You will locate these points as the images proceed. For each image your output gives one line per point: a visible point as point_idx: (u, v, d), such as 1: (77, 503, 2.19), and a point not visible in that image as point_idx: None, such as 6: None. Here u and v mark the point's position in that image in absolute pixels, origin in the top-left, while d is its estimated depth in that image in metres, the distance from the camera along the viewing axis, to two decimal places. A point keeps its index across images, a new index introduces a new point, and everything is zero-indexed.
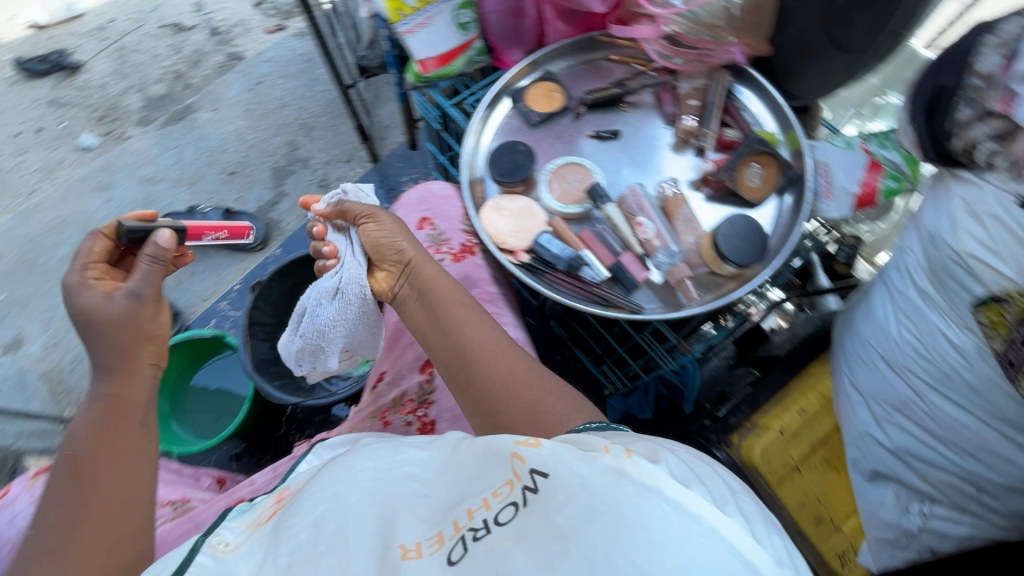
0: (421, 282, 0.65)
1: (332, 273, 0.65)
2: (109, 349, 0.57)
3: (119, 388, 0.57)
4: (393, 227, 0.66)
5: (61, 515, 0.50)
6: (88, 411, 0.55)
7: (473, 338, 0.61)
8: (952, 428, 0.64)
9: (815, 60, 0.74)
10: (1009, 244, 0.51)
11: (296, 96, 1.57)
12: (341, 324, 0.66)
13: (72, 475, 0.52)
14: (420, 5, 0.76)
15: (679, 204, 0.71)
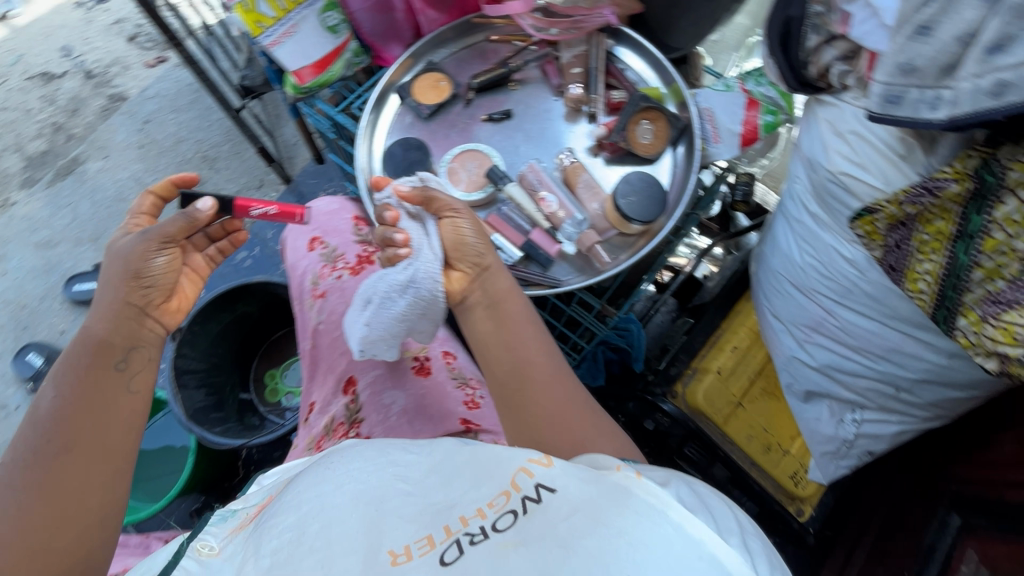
0: (493, 293, 0.58)
1: (406, 264, 0.57)
2: (107, 281, 0.53)
3: (104, 326, 0.51)
4: (474, 237, 0.58)
5: (29, 454, 0.46)
6: (77, 344, 0.51)
7: (531, 360, 0.56)
8: (862, 336, 0.67)
9: (683, 10, 0.75)
10: (873, 157, 0.53)
11: (192, 128, 1.48)
12: (408, 320, 0.59)
13: (44, 419, 0.47)
14: (281, 14, 0.73)
15: (578, 172, 0.72)
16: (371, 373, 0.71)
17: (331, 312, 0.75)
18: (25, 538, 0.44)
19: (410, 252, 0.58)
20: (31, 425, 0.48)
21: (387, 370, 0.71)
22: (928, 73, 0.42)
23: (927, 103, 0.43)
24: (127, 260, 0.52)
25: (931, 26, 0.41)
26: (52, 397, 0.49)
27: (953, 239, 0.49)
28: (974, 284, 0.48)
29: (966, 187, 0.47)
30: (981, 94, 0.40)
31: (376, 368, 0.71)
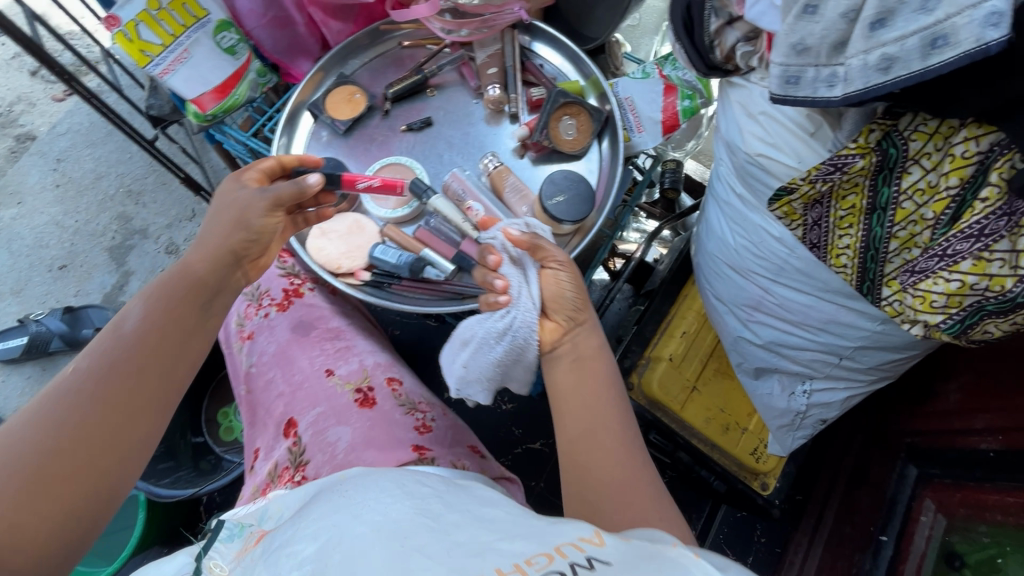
0: (581, 349, 0.60)
1: (504, 313, 0.59)
2: (212, 221, 0.55)
3: (206, 262, 0.53)
4: (574, 294, 0.60)
5: (103, 368, 0.45)
6: (177, 269, 0.52)
7: (599, 425, 0.55)
8: (799, 310, 0.67)
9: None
10: (785, 135, 0.53)
11: (111, 163, 1.40)
12: (502, 364, 0.61)
13: (128, 338, 0.47)
14: (170, 39, 0.67)
15: (504, 175, 0.70)
16: (313, 411, 0.70)
17: (261, 353, 0.77)
18: (72, 450, 0.42)
19: (510, 299, 0.59)
20: (114, 340, 0.46)
21: (330, 406, 0.70)
22: (820, 51, 0.41)
23: (824, 81, 0.42)
24: (240, 204, 0.55)
25: (817, 4, 0.40)
26: (140, 317, 0.48)
27: (868, 212, 0.50)
28: (892, 254, 0.49)
29: (871, 161, 0.48)
30: (870, 70, 0.39)
31: (318, 404, 0.71)
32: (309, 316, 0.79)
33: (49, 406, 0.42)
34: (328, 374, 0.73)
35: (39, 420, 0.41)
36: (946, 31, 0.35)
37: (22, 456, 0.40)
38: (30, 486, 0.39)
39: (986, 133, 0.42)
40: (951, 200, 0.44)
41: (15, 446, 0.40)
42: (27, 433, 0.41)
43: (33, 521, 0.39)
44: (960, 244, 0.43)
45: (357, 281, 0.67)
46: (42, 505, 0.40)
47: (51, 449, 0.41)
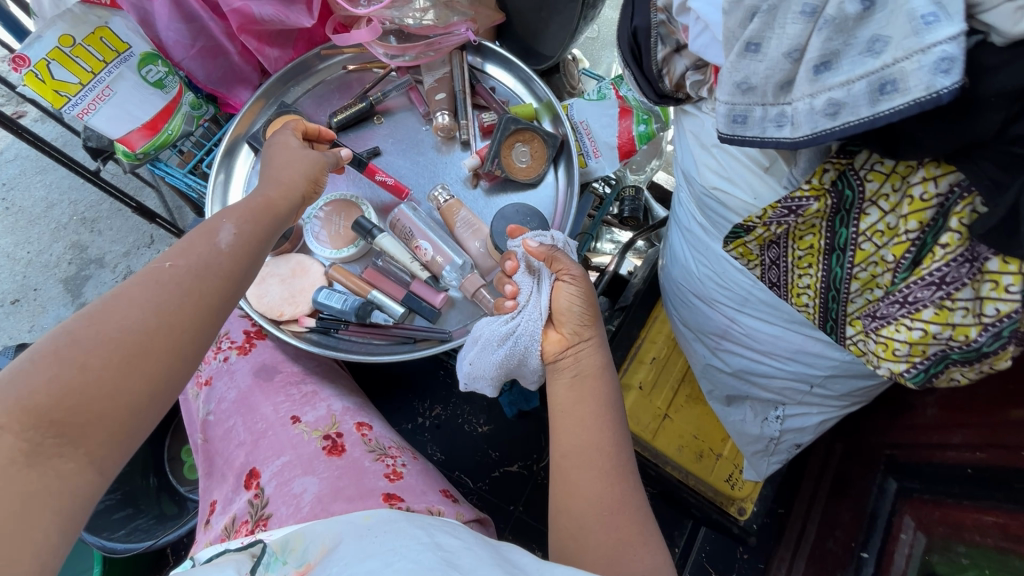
0: (584, 365, 0.55)
1: (512, 316, 0.56)
2: (286, 155, 0.57)
3: (286, 188, 0.54)
4: (584, 310, 0.55)
5: (198, 262, 0.43)
6: (265, 191, 0.53)
7: (593, 449, 0.52)
8: (767, 340, 0.65)
9: (554, 15, 0.69)
10: (740, 169, 0.50)
11: (63, 188, 1.32)
12: (506, 367, 0.56)
13: (223, 243, 0.46)
14: (89, 76, 0.62)
15: (454, 211, 0.65)
16: (278, 460, 0.60)
17: (221, 400, 0.66)
18: (163, 336, 0.39)
19: (515, 305, 0.56)
20: (210, 240, 0.45)
21: (297, 454, 0.61)
22: (765, 91, 0.38)
23: (773, 121, 0.38)
24: (304, 155, 0.58)
25: (759, 42, 0.37)
26: (235, 225, 0.47)
27: (827, 252, 0.47)
28: (854, 295, 0.46)
29: (826, 204, 0.45)
30: (817, 114, 0.36)
31: (282, 453, 0.61)
32: (273, 359, 0.68)
33: (145, 288, 0.40)
34: (294, 421, 0.63)
35: (135, 298, 0.39)
36: (895, 75, 0.32)
37: (116, 331, 0.38)
38: (118, 365, 0.37)
39: (944, 174, 0.39)
40: (911, 244, 0.41)
41: (110, 322, 0.38)
42: (118, 312, 0.38)
43: (112, 399, 0.37)
44: (921, 292, 0.41)
45: (301, 327, 0.63)
46: (122, 384, 0.37)
47: (141, 330, 0.39)
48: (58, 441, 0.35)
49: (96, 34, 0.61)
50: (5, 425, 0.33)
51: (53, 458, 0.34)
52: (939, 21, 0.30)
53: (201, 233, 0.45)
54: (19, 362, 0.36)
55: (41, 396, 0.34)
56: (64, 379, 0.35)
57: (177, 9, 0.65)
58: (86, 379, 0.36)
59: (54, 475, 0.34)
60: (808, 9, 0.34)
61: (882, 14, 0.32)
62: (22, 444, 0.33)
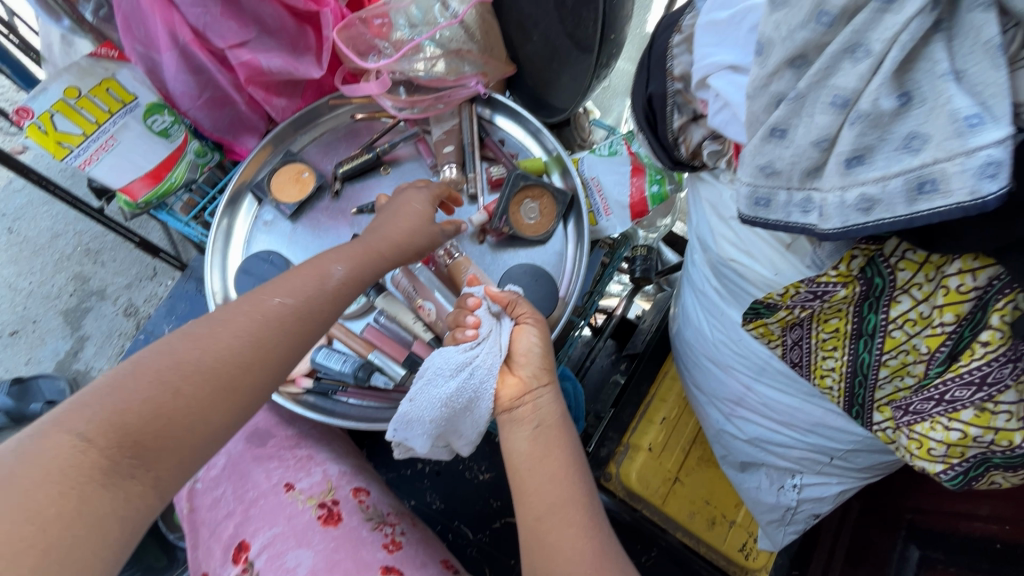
0: (544, 414, 0.50)
1: (467, 347, 0.50)
2: (395, 210, 0.57)
3: (391, 246, 0.53)
4: (544, 355, 0.52)
5: (308, 298, 0.43)
6: (374, 246, 0.52)
7: (570, 504, 0.46)
8: (784, 410, 0.62)
9: (566, 65, 0.67)
10: (758, 244, 0.47)
11: (67, 220, 1.32)
12: (451, 408, 0.49)
13: (330, 286, 0.45)
14: (92, 128, 0.61)
15: (463, 269, 0.62)
16: (269, 532, 0.57)
17: (209, 467, 0.64)
18: (256, 369, 0.39)
19: (476, 334, 0.51)
20: (320, 283, 0.45)
21: (289, 525, 0.57)
22: (791, 176, 0.36)
23: (798, 207, 0.36)
24: (421, 222, 0.57)
25: (785, 128, 0.34)
26: (343, 269, 0.47)
27: (853, 337, 0.44)
28: (883, 381, 0.44)
29: (854, 290, 0.42)
30: (848, 209, 0.33)
31: (275, 524, 0.58)
32: (267, 423, 0.66)
33: (252, 318, 0.40)
34: (286, 488, 0.61)
35: (239, 328, 0.39)
36: (936, 176, 0.30)
37: (216, 359, 0.38)
38: (208, 396, 0.37)
39: (983, 267, 0.36)
40: (947, 337, 0.38)
41: (213, 346, 0.38)
42: (225, 336, 0.39)
43: (192, 430, 0.36)
44: (959, 391, 0.37)
45: (298, 389, 0.61)
46: (206, 416, 0.36)
47: (238, 360, 0.38)
48: (134, 463, 0.33)
49: (102, 86, 0.61)
50: (90, 438, 0.32)
51: (125, 480, 0.33)
52: (985, 124, 0.28)
53: (311, 271, 0.45)
54: (118, 373, 0.36)
55: (130, 415, 0.34)
56: (157, 402, 0.35)
57: (185, 62, 0.63)
58: (176, 405, 0.35)
59: (123, 499, 0.32)
60: (839, 100, 0.31)
61: (918, 111, 0.30)
62: (102, 461, 0.32)
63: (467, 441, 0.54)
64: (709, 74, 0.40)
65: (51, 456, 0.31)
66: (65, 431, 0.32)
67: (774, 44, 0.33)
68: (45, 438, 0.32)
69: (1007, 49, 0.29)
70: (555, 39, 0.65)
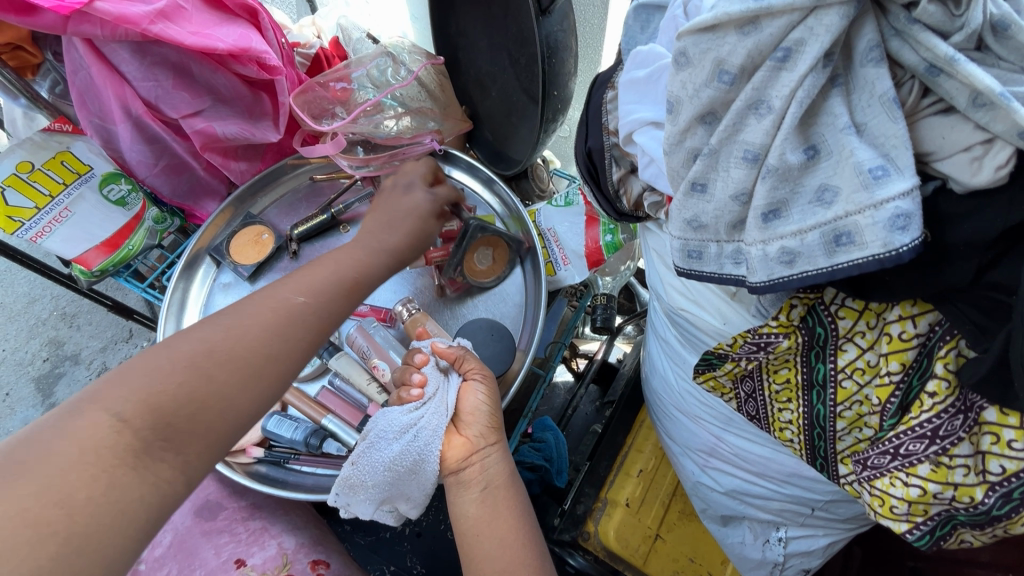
0: (491, 475, 0.49)
1: (414, 407, 0.49)
2: (398, 214, 0.53)
3: (396, 256, 0.50)
4: (491, 413, 0.51)
5: (328, 294, 0.41)
6: (389, 252, 0.49)
7: (519, 567, 0.46)
8: (757, 461, 0.59)
9: (522, 118, 0.68)
10: (703, 292, 0.47)
11: (44, 284, 1.31)
12: (396, 471, 0.47)
13: (349, 285, 0.43)
14: (45, 201, 0.62)
15: (419, 323, 0.61)
16: None
17: (154, 545, 0.59)
18: (281, 360, 0.38)
19: (422, 394, 0.49)
20: (338, 281, 0.43)
21: None
22: (717, 229, 0.35)
23: (729, 258, 0.36)
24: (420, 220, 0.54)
25: (705, 182, 0.34)
26: (359, 269, 0.45)
27: (805, 388, 0.42)
28: (842, 433, 0.42)
29: (797, 340, 0.41)
30: (772, 261, 0.32)
31: None
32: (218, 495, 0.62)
33: (276, 309, 0.39)
34: (237, 564, 0.57)
35: (266, 317, 0.38)
36: (850, 228, 0.29)
37: (248, 346, 0.36)
38: (240, 381, 0.36)
39: (922, 312, 0.35)
40: (896, 387, 0.37)
41: (242, 333, 0.37)
42: (251, 324, 0.37)
43: (224, 415, 0.35)
44: (913, 444, 0.36)
45: (248, 459, 0.59)
46: (236, 401, 0.35)
47: (266, 349, 0.37)
48: (164, 446, 0.32)
49: (56, 159, 0.62)
50: (126, 418, 0.31)
51: (156, 463, 0.32)
52: (889, 175, 0.27)
53: (329, 268, 0.43)
54: (150, 355, 0.34)
55: (165, 397, 0.33)
56: (191, 386, 0.34)
57: (140, 132, 0.63)
58: (209, 389, 0.34)
59: (151, 483, 0.31)
60: (750, 155, 0.31)
61: (826, 163, 0.30)
62: (135, 443, 0.31)
63: (410, 506, 0.51)
64: (633, 130, 0.40)
65: (86, 434, 0.30)
66: (102, 410, 0.31)
67: (683, 102, 0.33)
68: (81, 415, 0.31)
69: (904, 101, 0.29)
70: (512, 94, 0.67)
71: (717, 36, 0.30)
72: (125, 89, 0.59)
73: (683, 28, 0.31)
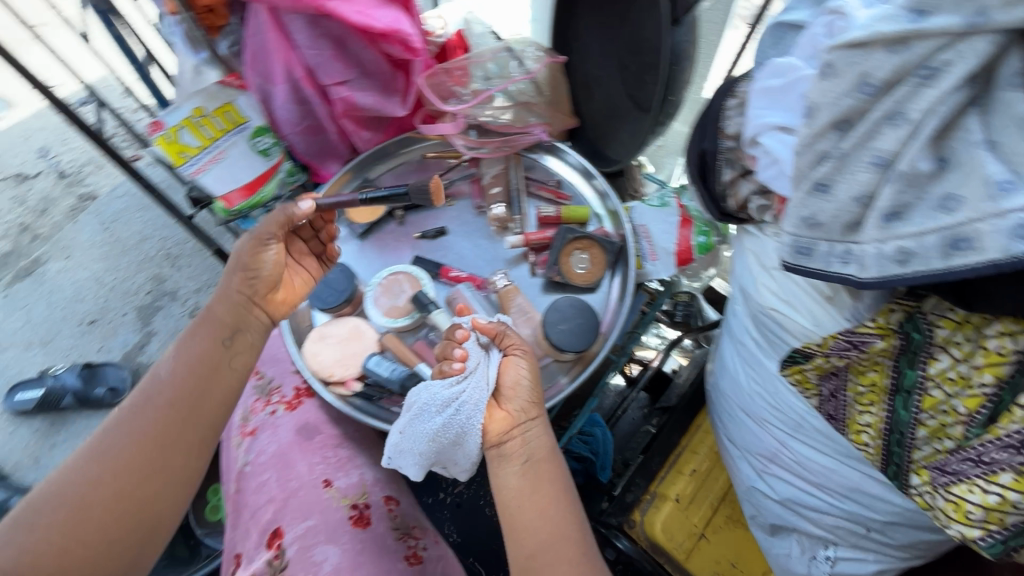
0: (533, 449, 0.54)
1: (456, 381, 0.54)
2: (222, 280, 0.59)
3: (225, 307, 0.57)
4: (532, 388, 0.55)
5: (132, 418, 0.52)
6: (205, 317, 0.57)
7: (562, 535, 0.50)
8: (819, 471, 0.61)
9: (622, 122, 0.75)
10: (799, 295, 0.50)
11: (156, 226, 1.46)
12: (439, 441, 0.54)
13: (172, 387, 0.53)
14: (206, 143, 0.72)
15: (511, 296, 0.68)
16: (303, 523, 0.61)
17: (260, 452, 0.66)
18: (109, 486, 0.49)
19: (463, 368, 0.54)
20: (161, 389, 0.53)
21: (322, 520, 0.61)
22: (832, 228, 0.38)
23: (838, 258, 0.39)
24: (246, 254, 0.59)
25: (828, 183, 0.38)
26: (181, 367, 0.55)
27: (891, 392, 0.45)
28: (921, 442, 0.44)
29: (893, 343, 0.45)
30: (886, 260, 0.36)
31: (309, 516, 0.61)
32: (316, 419, 0.68)
33: (100, 448, 0.51)
34: (325, 483, 0.64)
35: (94, 462, 0.50)
36: (970, 234, 0.32)
37: (63, 494, 0.48)
38: (71, 517, 0.48)
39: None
40: (986, 400, 0.39)
41: (81, 477, 0.49)
42: (88, 468, 0.50)
43: (84, 540, 0.48)
44: (999, 453, 0.38)
45: (347, 391, 0.66)
46: (84, 531, 0.48)
47: (89, 484, 0.49)
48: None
49: (222, 109, 0.72)
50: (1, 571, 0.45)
51: None
52: (1017, 190, 0.31)
53: (153, 381, 0.54)
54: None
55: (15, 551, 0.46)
56: (38, 533, 0.47)
57: (293, 94, 0.72)
58: (56, 531, 0.47)
59: None
60: (879, 160, 0.35)
61: (955, 174, 0.33)
62: None
63: (457, 469, 0.57)
64: (760, 133, 0.44)
65: None
66: None
67: (821, 107, 0.37)
68: None
69: None
70: (616, 99, 0.74)
71: (865, 52, 0.34)
72: (291, 55, 0.69)
73: (832, 43, 0.35)
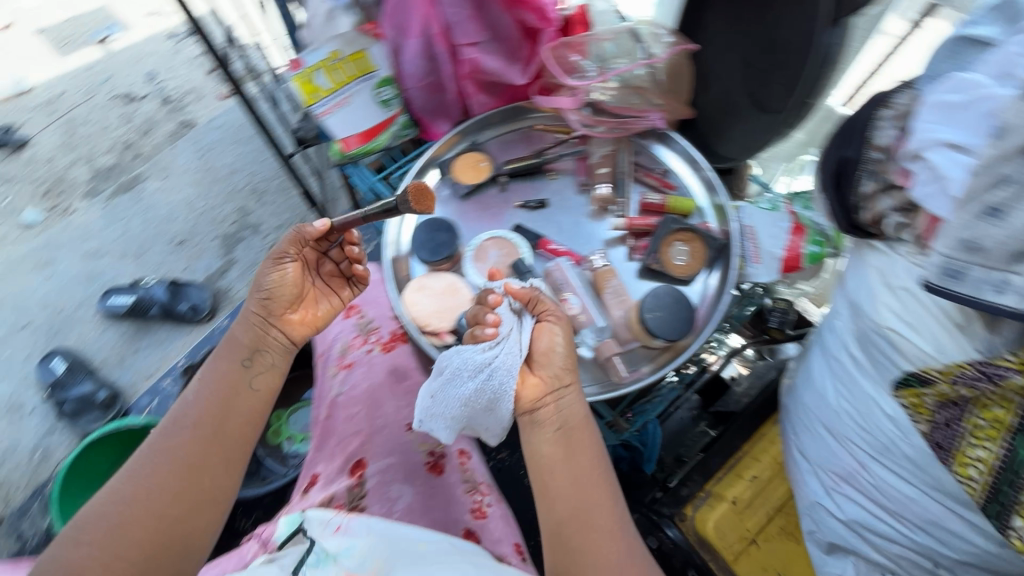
0: (566, 415, 0.54)
1: (487, 346, 0.55)
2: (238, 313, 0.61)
3: (240, 331, 0.60)
4: (567, 354, 0.56)
5: (164, 437, 0.55)
6: (223, 346, 0.60)
7: (598, 499, 0.52)
8: (897, 499, 0.59)
9: (737, 120, 0.75)
10: (927, 321, 0.51)
11: (248, 161, 1.53)
12: (472, 407, 0.54)
13: (196, 407, 0.57)
14: (336, 87, 0.76)
15: (608, 277, 0.70)
16: (384, 460, 0.66)
17: (354, 386, 0.70)
18: (149, 501, 0.52)
19: (496, 334, 0.55)
20: (185, 413, 0.56)
21: (401, 460, 0.67)
22: (998, 255, 0.41)
23: (992, 285, 0.41)
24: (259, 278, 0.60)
25: (1002, 209, 0.40)
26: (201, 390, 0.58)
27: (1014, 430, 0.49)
28: None
29: None
30: None
31: (389, 455, 0.67)
32: (407, 364, 0.71)
33: (137, 468, 0.53)
34: (408, 427, 0.68)
35: (133, 479, 0.53)
36: None
37: (108, 509, 0.51)
38: (115, 530, 0.50)
39: None
40: None
41: (120, 494, 0.52)
42: (126, 486, 0.52)
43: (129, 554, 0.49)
44: None
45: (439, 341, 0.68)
46: (128, 545, 0.50)
47: (130, 499, 0.52)
48: None
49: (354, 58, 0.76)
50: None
51: None
52: None
53: (181, 406, 0.57)
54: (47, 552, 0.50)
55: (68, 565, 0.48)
56: (88, 548, 0.49)
57: (424, 49, 0.74)
58: (103, 544, 0.49)
59: None
60: None
61: None
62: None
63: (486, 436, 0.57)
64: (925, 147, 0.46)
65: None
66: None
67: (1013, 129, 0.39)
68: None
69: None
70: (734, 95, 0.73)
71: None
72: (431, 10, 0.71)
73: None
